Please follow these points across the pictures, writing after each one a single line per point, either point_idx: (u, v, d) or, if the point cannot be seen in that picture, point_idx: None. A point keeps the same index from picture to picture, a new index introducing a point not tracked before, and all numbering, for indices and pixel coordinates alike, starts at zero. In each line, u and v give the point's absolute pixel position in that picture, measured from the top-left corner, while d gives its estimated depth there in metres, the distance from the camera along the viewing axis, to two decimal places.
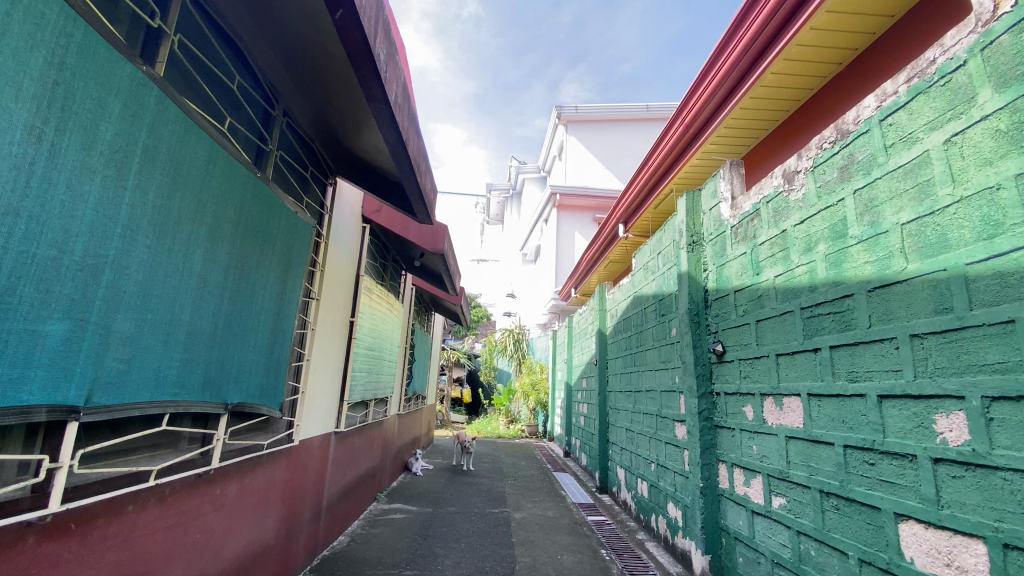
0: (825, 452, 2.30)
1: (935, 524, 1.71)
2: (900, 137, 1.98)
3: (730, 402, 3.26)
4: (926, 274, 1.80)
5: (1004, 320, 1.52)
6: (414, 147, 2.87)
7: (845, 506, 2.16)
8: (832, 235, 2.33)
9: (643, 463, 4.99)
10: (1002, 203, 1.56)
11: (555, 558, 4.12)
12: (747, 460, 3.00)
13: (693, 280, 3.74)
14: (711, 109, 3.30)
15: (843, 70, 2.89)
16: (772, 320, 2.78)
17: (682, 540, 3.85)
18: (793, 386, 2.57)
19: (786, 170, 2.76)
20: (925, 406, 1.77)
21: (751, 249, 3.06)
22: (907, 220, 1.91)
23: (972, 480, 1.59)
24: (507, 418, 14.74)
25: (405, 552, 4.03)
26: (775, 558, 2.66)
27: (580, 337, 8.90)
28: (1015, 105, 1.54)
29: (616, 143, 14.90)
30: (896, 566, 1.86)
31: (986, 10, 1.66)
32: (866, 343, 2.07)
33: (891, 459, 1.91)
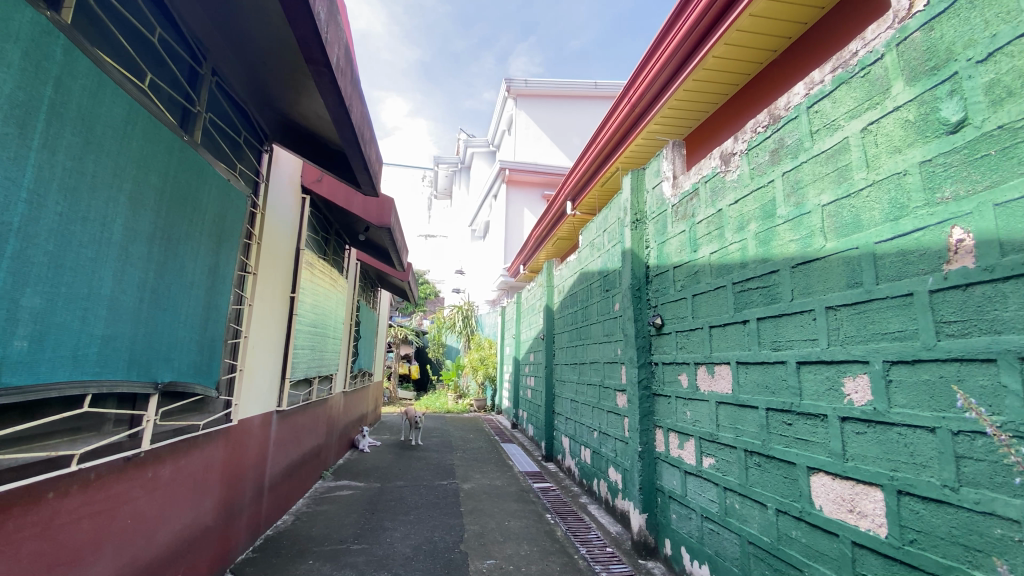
0: (750, 415, 2.50)
1: (841, 475, 1.93)
2: (824, 123, 2.12)
3: (667, 371, 3.45)
4: (841, 252, 1.97)
5: (905, 293, 1.69)
6: (358, 115, 2.76)
7: (766, 462, 2.37)
8: (762, 214, 2.49)
9: (587, 431, 5.21)
10: (908, 187, 1.72)
11: (503, 524, 4.27)
12: (682, 425, 3.20)
13: (636, 256, 3.87)
14: (655, 90, 3.38)
15: (777, 56, 3.03)
16: (707, 295, 2.95)
17: (622, 501, 4.10)
18: (723, 355, 2.76)
19: (724, 152, 2.89)
20: (836, 370, 1.97)
21: (690, 227, 3.21)
22: (828, 202, 2.06)
23: (873, 435, 1.80)
24: (456, 393, 14.84)
25: (352, 527, 4.03)
26: (704, 512, 2.89)
27: (527, 313, 9.06)
28: (921, 99, 1.69)
29: (564, 120, 14.92)
30: (808, 513, 2.09)
31: (903, 8, 1.79)
32: (789, 315, 2.25)
33: (806, 419, 2.12)
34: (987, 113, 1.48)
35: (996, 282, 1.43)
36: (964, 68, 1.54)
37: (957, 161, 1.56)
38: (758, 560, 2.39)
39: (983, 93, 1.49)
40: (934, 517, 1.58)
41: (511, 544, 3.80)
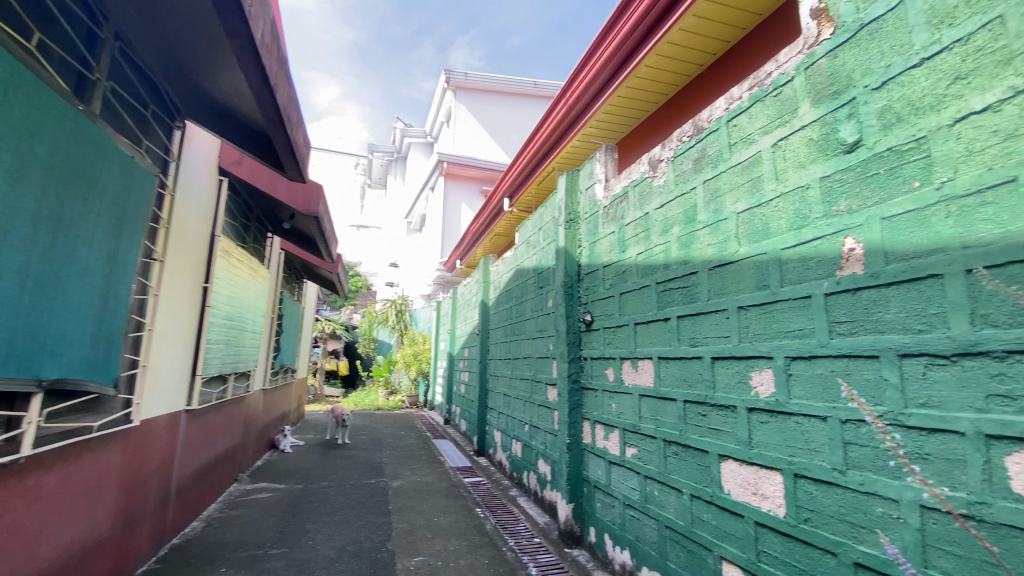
0: (669, 407, 2.66)
1: (747, 461, 2.10)
2: (741, 137, 2.29)
3: (595, 366, 3.58)
4: (752, 257, 2.14)
5: (804, 295, 1.87)
6: (284, 96, 2.60)
7: (682, 451, 2.53)
8: (685, 219, 2.64)
9: (518, 424, 5.30)
10: (810, 200, 1.90)
11: (432, 520, 4.23)
12: (607, 417, 3.34)
13: (569, 255, 3.97)
14: (591, 94, 3.47)
15: (702, 70, 3.21)
16: (633, 293, 3.09)
17: (550, 492, 4.21)
18: (646, 350, 2.91)
19: (652, 158, 3.03)
20: (745, 365, 2.14)
21: (619, 228, 3.34)
22: (742, 210, 2.23)
23: (775, 424, 1.98)
24: (386, 389, 14.49)
25: (271, 531, 3.83)
26: (626, 500, 3.04)
27: (463, 308, 9.02)
28: (824, 120, 1.87)
29: (503, 116, 14.96)
30: (718, 497, 2.26)
31: (812, 35, 1.96)
32: (705, 314, 2.41)
33: (718, 410, 2.29)
34: (878, 136, 1.66)
35: (879, 286, 1.60)
36: (862, 94, 1.72)
37: (852, 177, 1.74)
38: (674, 543, 2.55)
39: (876, 118, 1.67)
40: (824, 497, 1.76)
41: (439, 540, 3.78)
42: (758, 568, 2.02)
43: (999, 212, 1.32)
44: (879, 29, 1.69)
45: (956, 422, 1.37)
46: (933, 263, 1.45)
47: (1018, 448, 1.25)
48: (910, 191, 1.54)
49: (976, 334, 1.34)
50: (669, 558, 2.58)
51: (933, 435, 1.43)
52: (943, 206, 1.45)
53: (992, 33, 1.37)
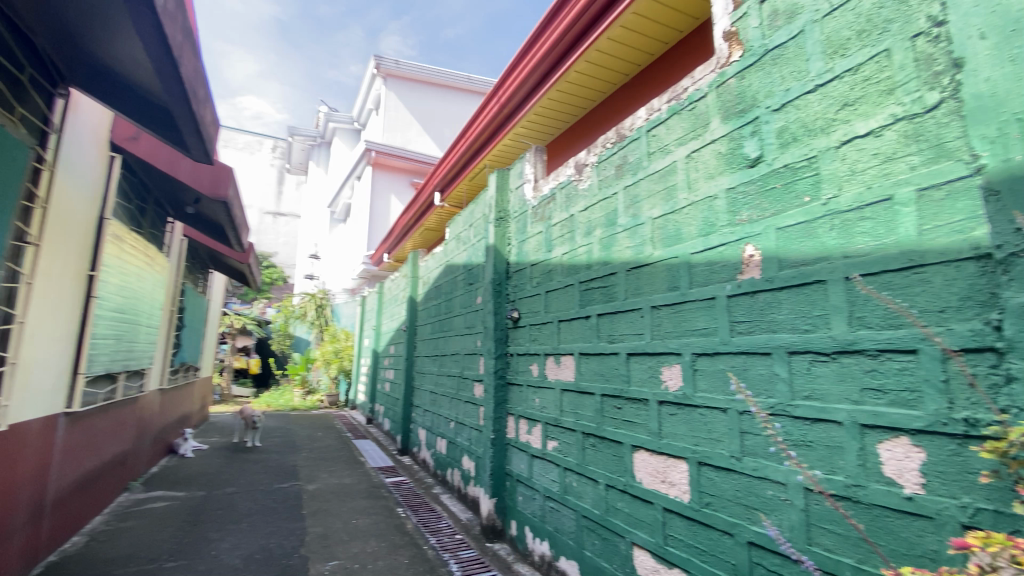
0: (588, 401, 2.77)
1: (657, 451, 2.24)
2: (659, 147, 2.43)
3: (520, 362, 3.64)
4: (665, 260, 2.29)
5: (709, 296, 2.03)
6: (191, 70, 2.38)
7: (599, 443, 2.65)
8: (606, 222, 2.76)
9: (443, 421, 5.27)
10: (716, 209, 2.06)
11: (350, 523, 4.09)
12: (531, 412, 3.42)
13: (497, 252, 4.00)
14: (522, 94, 3.51)
15: (627, 80, 3.37)
16: (558, 292, 3.18)
17: (473, 488, 4.23)
18: (568, 346, 3.01)
19: (578, 161, 3.13)
20: (657, 361, 2.28)
21: (546, 228, 3.41)
22: (658, 215, 2.37)
23: (682, 416, 2.13)
24: (303, 389, 13.76)
25: (168, 542, 3.51)
26: (546, 492, 3.13)
27: (389, 304, 8.79)
28: (730, 136, 2.03)
29: (435, 109, 14.72)
30: (631, 486, 2.39)
31: (723, 55, 2.12)
32: (623, 312, 2.54)
33: (632, 403, 2.42)
34: (776, 153, 1.84)
35: (773, 290, 1.77)
36: (764, 114, 1.90)
37: (753, 190, 1.91)
38: (590, 531, 2.67)
39: (776, 137, 1.84)
40: (723, 483, 1.92)
41: (357, 542, 3.67)
42: (665, 551, 2.16)
43: (873, 227, 1.50)
44: (781, 56, 1.86)
45: (837, 412, 1.54)
46: (819, 270, 1.63)
47: (886, 435, 1.42)
48: (801, 205, 1.72)
49: (851, 334, 1.52)
50: (585, 547, 2.69)
51: (816, 424, 1.60)
52: (828, 220, 1.62)
53: (874, 67, 1.55)
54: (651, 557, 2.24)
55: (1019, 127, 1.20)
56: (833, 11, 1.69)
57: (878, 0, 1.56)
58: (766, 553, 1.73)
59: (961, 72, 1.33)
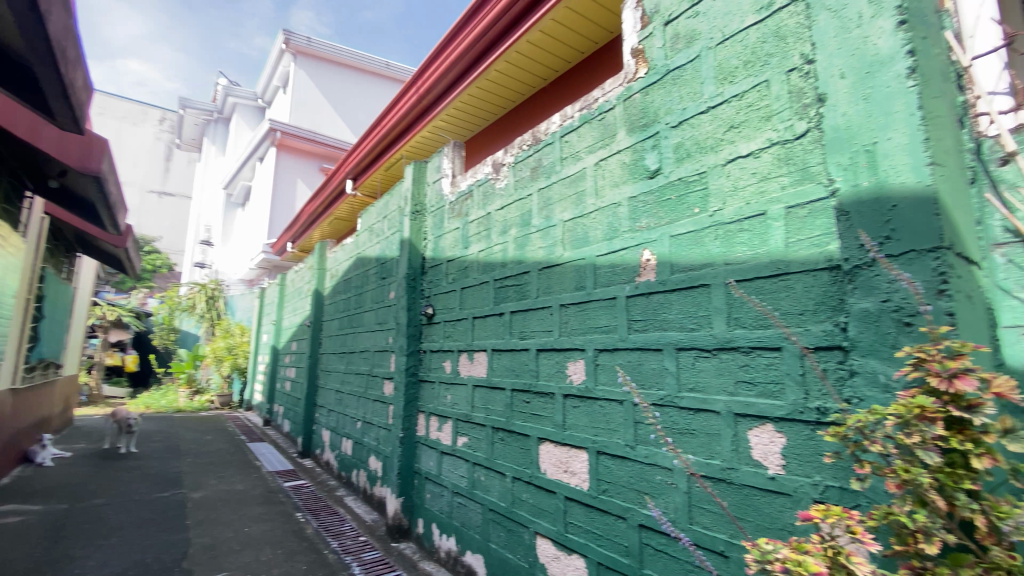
0: (498, 396, 2.82)
1: (561, 442, 2.34)
2: (571, 153, 2.53)
3: (433, 359, 3.61)
4: (574, 260, 2.39)
5: (611, 296, 2.16)
6: (60, 26, 2.07)
7: (507, 437, 2.71)
8: (521, 222, 2.82)
9: (350, 421, 5.06)
10: (620, 215, 2.19)
11: (241, 532, 3.79)
12: (441, 408, 3.40)
13: (412, 247, 3.92)
14: (442, 88, 3.46)
15: (545, 84, 3.46)
16: (472, 288, 3.20)
17: (379, 488, 4.12)
18: (481, 343, 3.04)
19: (495, 160, 3.16)
20: (564, 357, 2.39)
21: (463, 225, 3.41)
22: (568, 218, 2.47)
23: (584, 408, 2.24)
24: (190, 389, 12.46)
25: (19, 565, 3.02)
26: (454, 488, 3.13)
27: (293, 297, 8.24)
28: (634, 148, 2.17)
29: (350, 93, 14.03)
30: (536, 477, 2.47)
31: (630, 71, 2.26)
32: (533, 309, 2.61)
33: (540, 397, 2.51)
34: (672, 166, 1.99)
35: (666, 292, 1.93)
36: (663, 129, 2.05)
37: (652, 200, 2.06)
38: (496, 524, 2.72)
39: (673, 151, 2.00)
40: (618, 470, 2.05)
41: (250, 552, 3.42)
42: (565, 538, 2.27)
43: (750, 238, 1.69)
44: (680, 77, 2.02)
45: (716, 403, 1.71)
46: (704, 275, 1.80)
47: (755, 422, 1.60)
48: (692, 215, 1.88)
49: (729, 333, 1.70)
50: (491, 540, 2.74)
51: (698, 413, 1.77)
52: (713, 230, 1.80)
53: (756, 96, 1.74)
54: (553, 544, 2.34)
55: (864, 159, 1.41)
56: (725, 41, 1.87)
57: (761, 36, 1.75)
58: (654, 534, 1.87)
59: (823, 107, 1.53)
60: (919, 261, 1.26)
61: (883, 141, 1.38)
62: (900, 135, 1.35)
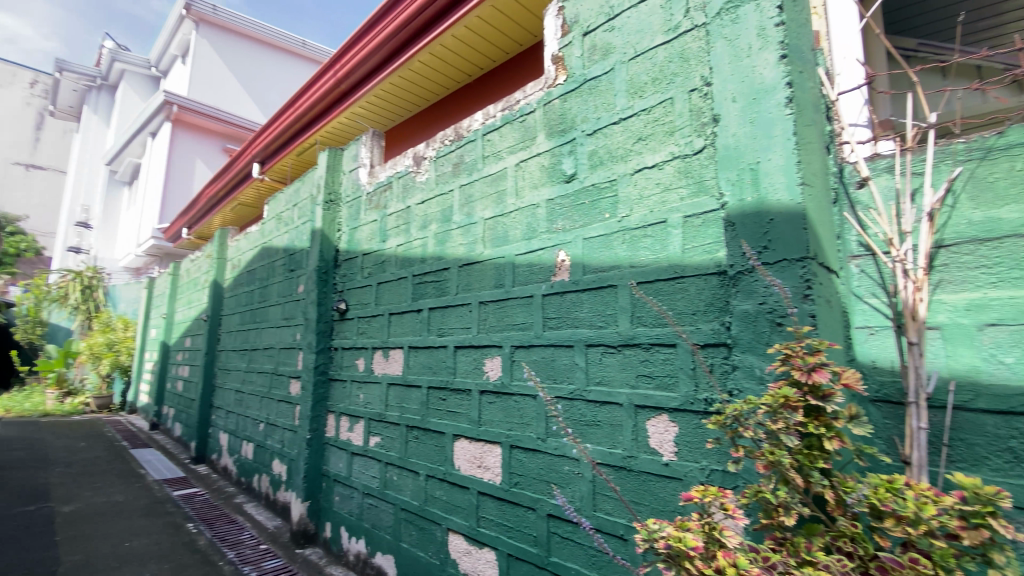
0: (414, 393, 2.79)
1: (475, 438, 2.37)
2: (492, 152, 2.56)
3: (345, 356, 3.48)
4: (493, 258, 2.42)
5: (528, 294, 2.21)
6: None
7: (421, 435, 2.69)
8: (442, 218, 2.80)
9: (251, 423, 4.73)
10: (538, 217, 2.26)
11: (121, 546, 3.40)
12: (353, 408, 3.29)
13: (325, 238, 3.74)
14: (362, 74, 3.33)
15: (470, 81, 3.45)
16: (389, 284, 3.12)
17: (283, 493, 3.90)
18: (397, 340, 2.98)
19: (416, 153, 3.10)
20: (481, 354, 2.41)
21: (380, 218, 3.31)
22: (489, 216, 2.50)
23: (499, 404, 2.28)
24: (59, 391, 10.90)
25: None
26: (365, 489, 3.05)
27: (187, 289, 7.50)
28: (552, 152, 2.25)
29: (261, 71, 13.04)
30: (449, 474, 2.48)
31: (551, 76, 2.33)
32: (452, 306, 2.61)
33: (456, 394, 2.51)
34: (587, 172, 2.09)
35: (578, 291, 2.02)
36: (579, 136, 2.14)
37: (567, 204, 2.14)
38: (408, 523, 2.69)
39: (587, 158, 2.10)
40: (529, 462, 2.11)
41: (130, 569, 3.08)
42: (477, 532, 2.29)
43: (652, 244, 1.81)
44: (595, 87, 2.12)
45: (620, 396, 1.82)
46: (613, 276, 1.91)
47: (652, 413, 1.73)
48: (603, 220, 1.99)
49: (633, 331, 1.81)
50: (402, 539, 2.71)
51: (603, 407, 1.87)
52: (621, 235, 1.91)
53: (662, 111, 1.87)
54: (464, 540, 2.36)
55: (749, 176, 1.58)
56: (637, 56, 1.98)
57: (668, 56, 1.88)
58: (561, 522, 1.96)
59: (717, 127, 1.68)
60: (790, 269, 1.44)
61: (764, 161, 1.55)
62: (778, 157, 1.52)
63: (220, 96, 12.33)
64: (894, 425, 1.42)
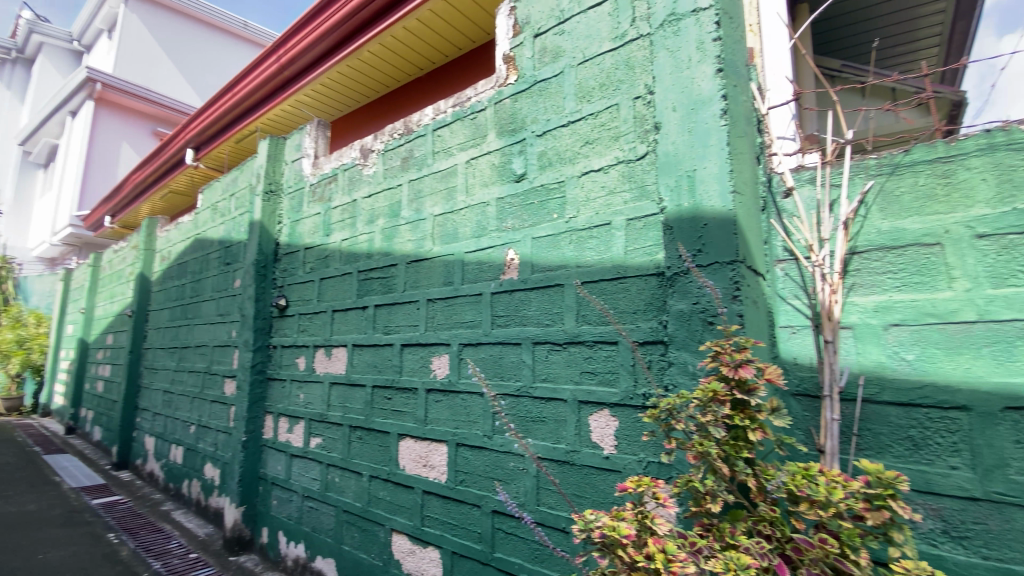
0: (358, 392, 2.72)
1: (421, 437, 2.34)
2: (442, 148, 2.54)
3: (285, 354, 3.34)
4: (442, 256, 2.41)
5: (477, 292, 2.22)
6: None
7: (365, 435, 2.63)
8: (389, 213, 2.75)
9: (181, 425, 4.45)
10: (488, 215, 2.26)
11: (32, 559, 3.11)
12: (293, 408, 3.17)
13: (264, 230, 3.57)
14: (307, 60, 3.20)
15: (422, 74, 3.41)
16: (333, 280, 3.03)
17: (216, 498, 3.70)
18: (341, 338, 2.89)
19: (363, 146, 3.02)
20: (428, 352, 2.39)
21: (325, 211, 3.21)
22: (438, 213, 2.48)
23: (446, 402, 2.27)
24: None
25: None
26: (305, 491, 2.94)
27: (110, 281, 6.95)
28: (503, 151, 2.26)
29: (198, 51, 12.27)
30: (393, 473, 2.44)
31: (502, 76, 2.34)
32: (399, 303, 2.57)
33: (401, 393, 2.48)
34: (536, 173, 2.12)
35: (526, 290, 2.04)
36: (529, 137, 2.16)
37: (517, 204, 2.16)
38: (350, 526, 2.62)
39: (537, 158, 2.12)
40: (475, 460, 2.12)
41: None
42: (421, 531, 2.27)
43: (597, 245, 1.87)
44: (545, 89, 2.15)
45: (565, 392, 1.86)
46: (559, 275, 1.95)
47: (595, 409, 1.78)
48: (551, 220, 2.02)
49: (578, 328, 1.86)
50: (343, 542, 2.64)
51: (549, 403, 1.91)
52: (568, 235, 1.95)
53: (608, 116, 1.93)
54: (408, 540, 2.33)
55: (686, 183, 1.66)
56: (586, 61, 2.03)
57: (615, 62, 1.94)
58: (505, 518, 1.98)
59: (658, 134, 1.76)
60: (721, 271, 1.52)
61: (700, 169, 1.63)
62: (713, 165, 1.60)
63: (151, 75, 11.49)
64: (811, 417, 1.54)
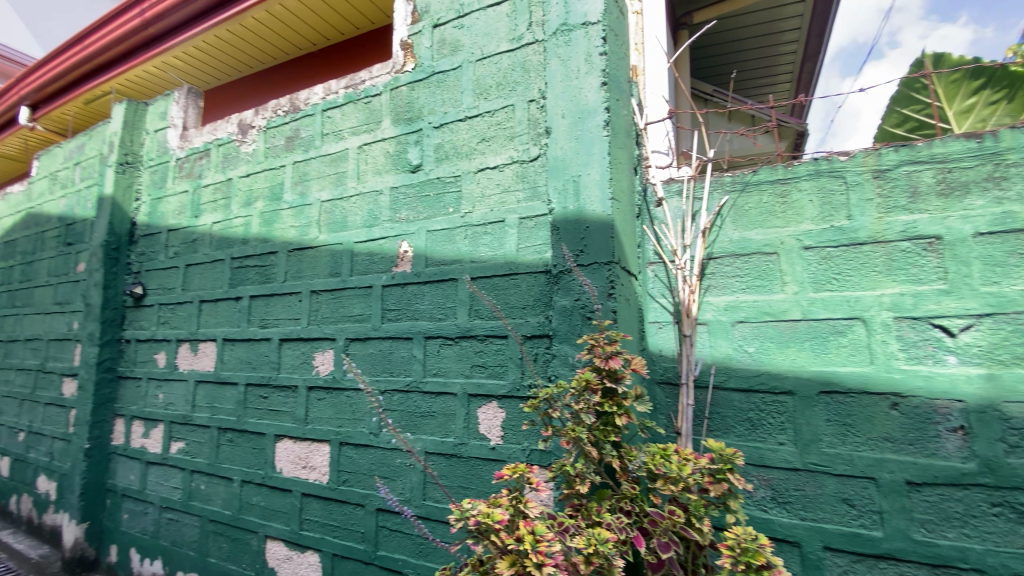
0: (229, 391, 2.50)
1: (301, 437, 2.22)
2: (332, 130, 2.41)
3: (140, 350, 2.96)
4: (328, 245, 2.29)
5: (366, 285, 2.15)
6: None
7: (237, 437, 2.42)
8: (270, 195, 2.55)
9: (5, 433, 3.74)
10: (380, 205, 2.20)
11: None
12: (150, 410, 2.82)
13: (116, 207, 3.12)
14: (175, 20, 2.82)
15: (314, 49, 3.19)
16: (201, 267, 2.74)
17: (51, 516, 3.17)
18: (210, 331, 2.63)
19: (242, 121, 2.76)
20: (310, 347, 2.27)
21: (193, 189, 2.88)
22: (326, 199, 2.35)
23: (330, 400, 2.17)
24: None
25: None
26: (164, 502, 2.64)
27: None
28: (397, 139, 2.21)
29: None
30: (269, 477, 2.28)
31: (399, 62, 2.28)
32: (279, 295, 2.40)
33: (280, 391, 2.32)
34: (432, 165, 2.10)
35: (419, 283, 2.02)
36: (426, 128, 2.13)
37: (411, 195, 2.12)
38: (218, 536, 2.40)
39: (433, 150, 2.11)
40: (360, 458, 2.05)
41: None
42: (299, 536, 2.15)
43: (490, 241, 1.90)
44: (442, 81, 2.14)
45: (453, 386, 1.88)
46: (452, 270, 1.95)
47: (483, 401, 1.82)
48: (446, 214, 2.02)
49: (469, 323, 1.88)
50: (210, 554, 2.41)
51: (437, 398, 1.91)
52: (462, 230, 1.97)
53: (504, 116, 1.97)
54: (284, 546, 2.19)
55: (571, 187, 1.75)
56: (483, 58, 2.05)
57: (511, 63, 1.98)
58: (390, 515, 1.95)
59: (548, 138, 1.84)
60: (599, 271, 1.63)
61: (584, 175, 1.74)
62: (595, 172, 1.71)
63: None
64: (672, 403, 1.72)
